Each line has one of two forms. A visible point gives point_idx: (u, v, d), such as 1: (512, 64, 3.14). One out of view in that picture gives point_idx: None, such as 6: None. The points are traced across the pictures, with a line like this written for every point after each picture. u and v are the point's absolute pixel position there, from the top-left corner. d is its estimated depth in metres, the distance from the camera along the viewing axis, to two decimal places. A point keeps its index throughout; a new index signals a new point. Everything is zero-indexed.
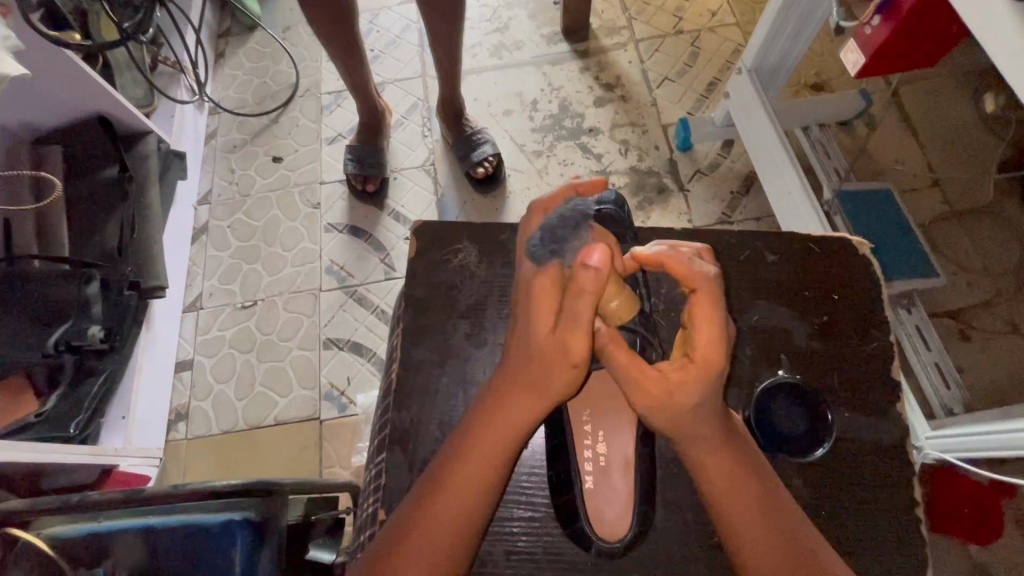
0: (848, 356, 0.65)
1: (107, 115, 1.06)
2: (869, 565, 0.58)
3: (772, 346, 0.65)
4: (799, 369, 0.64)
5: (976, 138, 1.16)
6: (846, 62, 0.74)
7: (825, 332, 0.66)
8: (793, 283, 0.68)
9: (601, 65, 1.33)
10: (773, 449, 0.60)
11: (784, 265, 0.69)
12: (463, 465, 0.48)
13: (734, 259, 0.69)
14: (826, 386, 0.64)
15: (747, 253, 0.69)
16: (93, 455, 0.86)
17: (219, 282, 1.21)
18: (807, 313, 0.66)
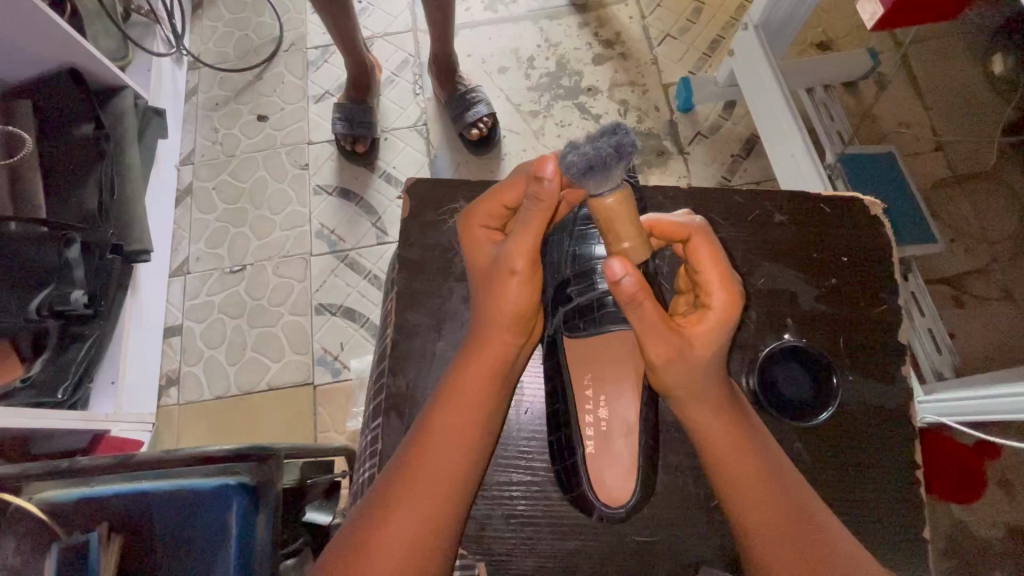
0: (854, 319, 0.64)
1: (79, 68, 1.00)
2: (860, 525, 0.59)
3: (776, 310, 0.64)
4: (802, 333, 0.64)
5: (983, 101, 1.13)
6: (863, 14, 0.71)
7: (830, 296, 0.65)
8: (800, 244, 0.67)
9: (601, 20, 1.27)
10: (778, 411, 0.61)
11: (792, 226, 0.67)
12: (457, 403, 0.50)
13: (741, 220, 0.67)
14: (830, 351, 0.63)
15: (754, 214, 0.67)
16: (83, 421, 0.86)
17: (206, 246, 1.17)
18: (815, 276, 0.65)
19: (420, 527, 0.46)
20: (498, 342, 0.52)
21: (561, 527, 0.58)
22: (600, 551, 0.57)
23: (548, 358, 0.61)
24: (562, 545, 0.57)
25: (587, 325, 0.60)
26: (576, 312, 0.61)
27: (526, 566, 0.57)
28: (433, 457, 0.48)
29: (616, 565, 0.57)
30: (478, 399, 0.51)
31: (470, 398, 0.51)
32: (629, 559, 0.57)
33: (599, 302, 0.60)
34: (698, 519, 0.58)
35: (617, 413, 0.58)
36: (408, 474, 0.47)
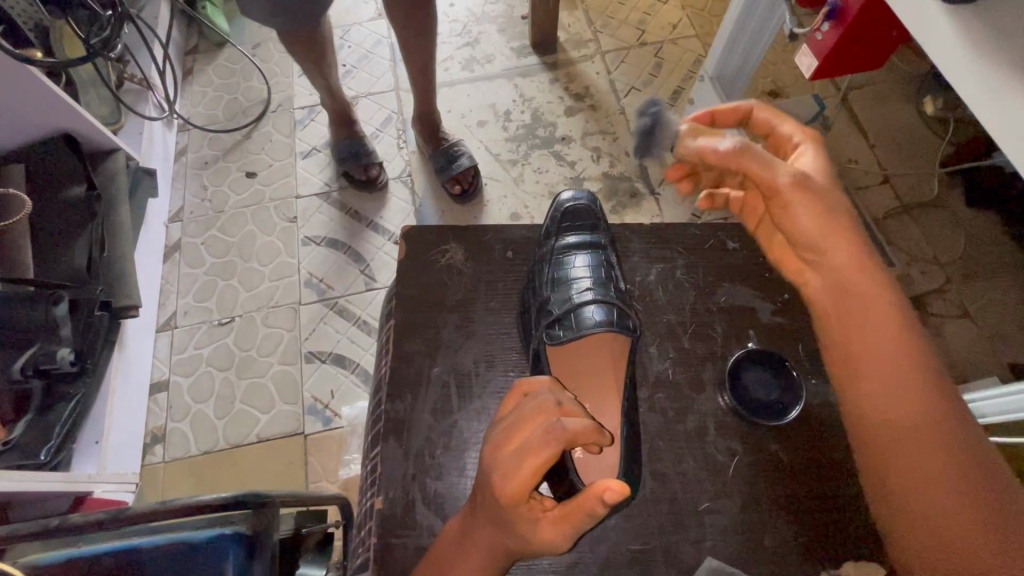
0: (810, 328, 0.67)
1: (73, 133, 1.04)
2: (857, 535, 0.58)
3: (738, 323, 0.67)
4: (766, 343, 0.67)
5: (921, 137, 1.24)
6: (799, 65, 0.79)
7: (784, 308, 0.69)
8: (751, 267, 0.71)
9: (570, 76, 1.37)
10: (753, 415, 0.63)
11: (741, 251, 0.72)
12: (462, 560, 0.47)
13: (700, 248, 0.72)
14: (791, 355, 0.66)
15: (707, 242, 0.72)
16: (66, 482, 0.83)
17: (195, 300, 1.18)
18: (767, 292, 0.69)
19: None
20: (486, 532, 0.46)
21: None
22: (597, 561, 0.57)
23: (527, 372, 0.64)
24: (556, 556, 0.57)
25: (561, 337, 0.63)
26: (554, 321, 0.64)
27: None
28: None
29: None
30: (482, 555, 0.46)
31: (474, 556, 0.46)
32: (628, 570, 0.57)
33: (574, 313, 0.65)
34: (692, 525, 0.58)
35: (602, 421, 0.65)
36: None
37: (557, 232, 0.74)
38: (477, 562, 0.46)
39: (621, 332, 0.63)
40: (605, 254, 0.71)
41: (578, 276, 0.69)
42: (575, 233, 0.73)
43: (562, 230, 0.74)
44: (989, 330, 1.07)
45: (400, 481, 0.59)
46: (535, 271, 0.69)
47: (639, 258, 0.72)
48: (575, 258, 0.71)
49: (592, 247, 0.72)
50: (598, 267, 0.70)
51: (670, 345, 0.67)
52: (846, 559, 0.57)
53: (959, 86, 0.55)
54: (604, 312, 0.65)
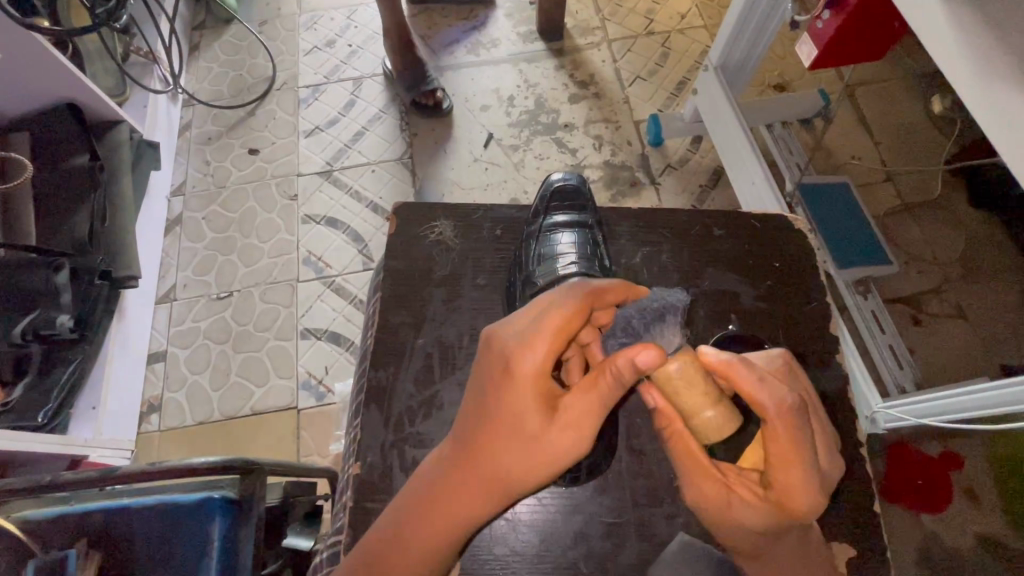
0: (794, 316, 0.68)
1: (78, 103, 1.05)
2: (830, 521, 0.59)
3: (723, 307, 0.68)
4: (749, 328, 0.67)
5: (926, 135, 1.23)
6: (800, 54, 0.79)
7: (770, 295, 0.69)
8: (738, 253, 0.71)
9: (576, 63, 1.37)
10: None
11: (728, 237, 0.72)
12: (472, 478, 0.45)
13: (688, 234, 0.72)
14: (773, 341, 0.66)
15: (696, 228, 0.72)
16: (62, 445, 0.85)
17: (194, 273, 1.20)
18: (753, 278, 0.70)
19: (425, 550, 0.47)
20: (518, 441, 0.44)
21: (517, 510, 0.58)
22: (570, 532, 0.58)
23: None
24: (531, 527, 0.58)
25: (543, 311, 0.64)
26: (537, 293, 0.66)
27: (497, 557, 0.57)
28: (447, 507, 0.45)
29: (588, 551, 0.57)
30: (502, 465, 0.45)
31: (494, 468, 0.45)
32: (600, 542, 0.57)
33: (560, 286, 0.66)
34: (668, 503, 0.59)
35: None
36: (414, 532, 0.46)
37: (546, 211, 0.76)
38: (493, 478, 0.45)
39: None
40: (591, 232, 0.73)
41: (565, 254, 0.71)
42: (563, 213, 0.76)
43: (549, 210, 0.76)
44: (983, 330, 1.07)
45: (379, 448, 0.60)
46: (523, 246, 0.70)
47: (627, 241, 0.72)
48: (562, 237, 0.73)
49: (579, 225, 0.74)
50: (584, 245, 0.72)
51: None
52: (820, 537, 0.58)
53: (953, 80, 0.54)
54: None
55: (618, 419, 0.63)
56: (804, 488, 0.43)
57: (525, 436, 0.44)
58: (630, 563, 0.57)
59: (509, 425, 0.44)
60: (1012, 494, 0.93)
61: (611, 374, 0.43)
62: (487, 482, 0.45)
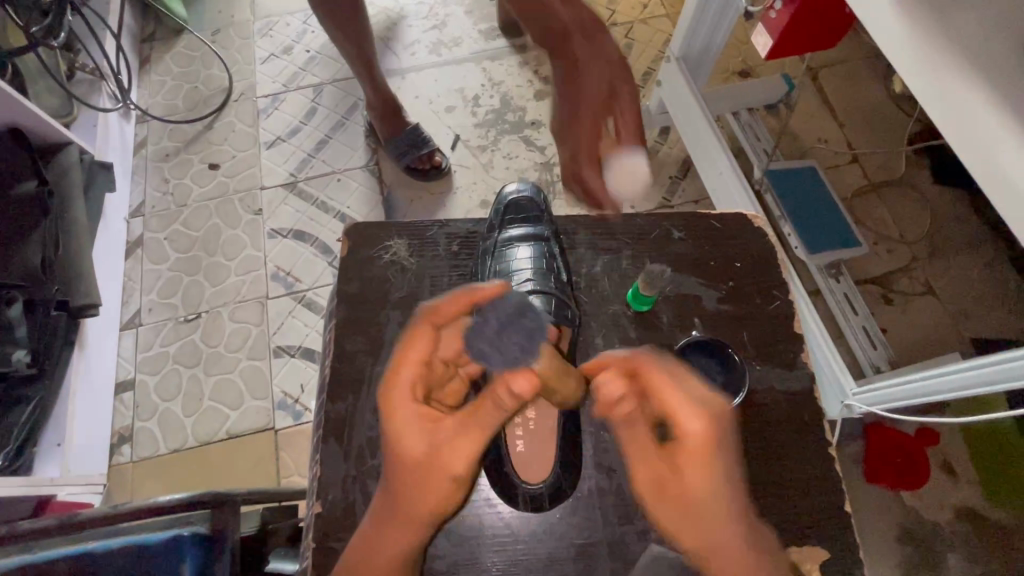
0: (757, 315, 0.68)
1: (22, 127, 1.00)
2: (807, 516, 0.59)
3: (688, 309, 0.67)
4: (716, 329, 0.67)
5: (887, 115, 1.25)
6: (756, 45, 0.78)
7: (733, 295, 0.69)
8: (701, 253, 0.71)
9: (539, 59, 1.35)
10: None
11: (689, 238, 0.71)
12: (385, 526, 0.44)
13: (648, 238, 0.71)
14: (737, 345, 0.66)
15: (658, 230, 0.72)
16: (27, 486, 0.81)
17: (159, 297, 1.16)
18: (716, 278, 0.69)
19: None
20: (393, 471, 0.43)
21: (489, 534, 0.57)
22: (542, 556, 0.57)
23: None
24: (505, 547, 0.57)
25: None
26: None
27: None
28: (376, 565, 0.44)
29: (562, 573, 0.56)
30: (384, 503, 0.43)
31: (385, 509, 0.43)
32: (573, 562, 0.57)
33: None
34: (641, 516, 0.58)
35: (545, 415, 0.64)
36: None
37: (501, 225, 0.73)
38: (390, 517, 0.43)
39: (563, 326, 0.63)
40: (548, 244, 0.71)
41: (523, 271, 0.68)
42: (518, 227, 0.72)
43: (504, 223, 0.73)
44: (951, 307, 1.09)
45: (342, 482, 0.59)
46: (479, 266, 0.69)
47: (587, 248, 0.71)
48: (519, 251, 0.70)
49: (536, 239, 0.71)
50: (541, 259, 0.69)
51: (618, 335, 0.66)
52: (792, 541, 0.58)
53: (900, 69, 0.54)
54: (543, 302, 0.64)
55: (586, 435, 0.62)
56: (679, 402, 0.44)
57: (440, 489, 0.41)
58: None
59: (418, 481, 0.41)
60: (985, 465, 0.96)
61: (489, 402, 0.41)
62: (398, 530, 0.43)
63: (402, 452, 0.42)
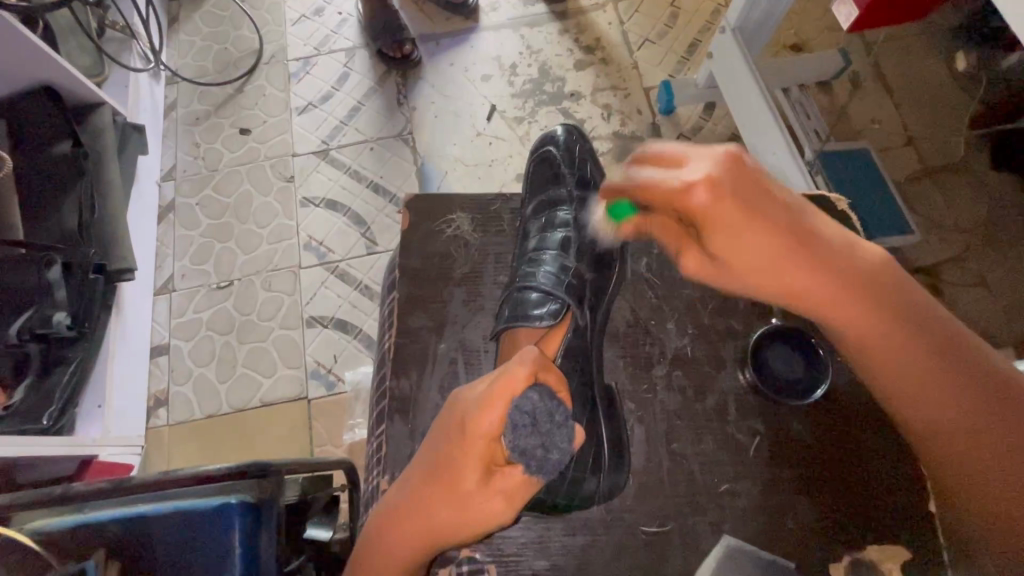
0: None
1: (55, 85, 0.98)
2: (876, 516, 0.57)
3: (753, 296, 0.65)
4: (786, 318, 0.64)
5: (950, 95, 1.18)
6: (838, 16, 0.73)
7: None
8: None
9: (580, 27, 1.29)
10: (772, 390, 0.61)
11: None
12: (398, 520, 0.44)
13: None
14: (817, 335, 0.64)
15: None
16: (68, 447, 0.82)
17: (191, 263, 1.15)
18: None
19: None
20: (422, 479, 0.43)
21: (551, 521, 0.57)
22: (612, 544, 0.56)
23: None
24: (567, 533, 0.56)
25: (506, 317, 0.60)
26: (504, 303, 0.62)
27: (534, 565, 0.55)
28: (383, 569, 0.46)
29: (632, 562, 0.56)
30: (406, 501, 0.44)
31: (408, 513, 0.44)
32: (643, 553, 0.56)
33: (526, 287, 0.61)
34: (712, 509, 0.57)
35: None
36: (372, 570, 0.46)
37: (536, 192, 0.71)
38: (408, 525, 0.44)
39: (547, 324, 0.59)
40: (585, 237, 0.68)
41: (550, 258, 0.65)
42: (567, 207, 0.69)
43: (556, 199, 0.70)
44: (1007, 300, 1.05)
45: (405, 461, 0.58)
46: (515, 241, 0.67)
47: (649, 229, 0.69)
48: (554, 233, 0.67)
49: (577, 226, 0.67)
50: (567, 236, 0.67)
51: (690, 321, 0.65)
52: (865, 539, 0.57)
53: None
54: (553, 286, 0.62)
55: (655, 422, 0.61)
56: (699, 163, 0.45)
57: (459, 493, 0.41)
58: (674, 573, 0.55)
59: (441, 471, 0.41)
60: None
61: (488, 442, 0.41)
62: (409, 535, 0.44)
63: (446, 427, 0.43)
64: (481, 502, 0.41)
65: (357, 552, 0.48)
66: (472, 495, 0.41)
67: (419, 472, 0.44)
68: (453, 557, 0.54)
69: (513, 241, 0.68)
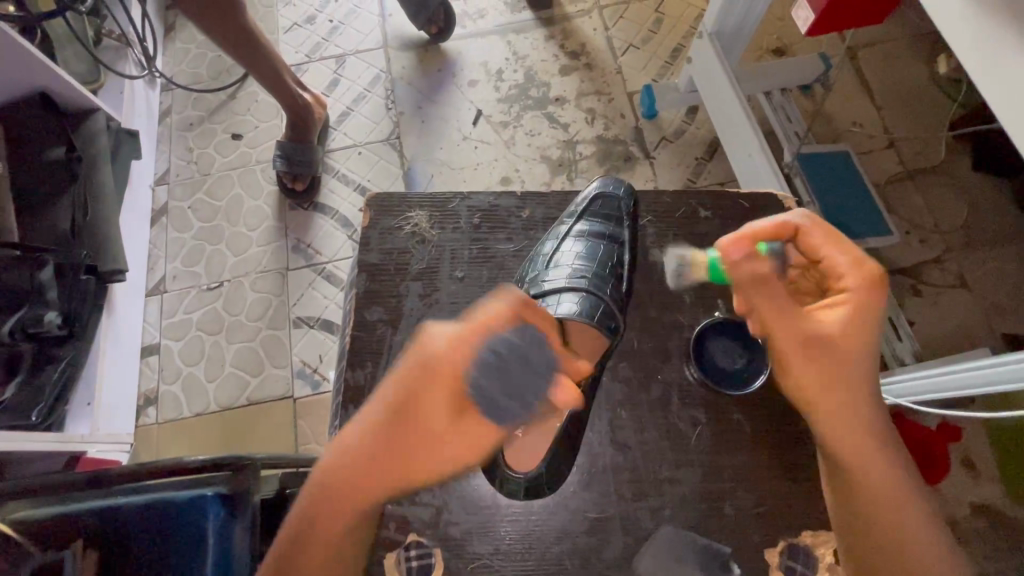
0: None
1: (51, 92, 1.01)
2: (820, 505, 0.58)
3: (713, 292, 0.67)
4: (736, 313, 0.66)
5: (929, 98, 1.19)
6: (796, 19, 0.75)
7: None
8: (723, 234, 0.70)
9: (566, 33, 1.31)
10: (715, 380, 0.63)
11: (717, 218, 0.70)
12: (361, 459, 0.43)
13: (672, 216, 0.71)
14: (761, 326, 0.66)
15: (680, 208, 0.71)
16: (60, 442, 0.84)
17: (182, 265, 1.18)
18: None
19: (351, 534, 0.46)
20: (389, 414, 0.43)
21: (502, 508, 0.58)
22: (559, 532, 0.57)
23: None
24: (517, 522, 0.57)
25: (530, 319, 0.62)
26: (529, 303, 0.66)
27: (483, 551, 0.56)
28: (331, 529, 0.45)
29: (575, 547, 0.57)
30: (369, 442, 0.43)
31: (366, 451, 0.43)
32: (586, 537, 0.57)
33: (552, 301, 0.65)
34: (653, 494, 0.59)
35: None
36: (336, 517, 0.44)
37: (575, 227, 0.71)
38: (362, 472, 0.43)
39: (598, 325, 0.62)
40: (613, 267, 0.68)
41: (579, 285, 0.66)
42: (607, 243, 0.69)
43: (598, 236, 0.70)
44: (985, 300, 1.05)
45: None
46: (486, 241, 0.69)
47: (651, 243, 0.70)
48: (580, 263, 0.68)
49: (610, 260, 0.68)
50: (599, 266, 0.67)
51: (639, 314, 0.66)
52: (808, 526, 0.58)
53: (955, 45, 0.51)
54: (580, 303, 0.64)
55: (601, 411, 0.62)
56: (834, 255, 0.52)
57: (442, 420, 0.43)
58: (622, 560, 0.56)
59: (415, 412, 0.43)
60: (1008, 460, 0.94)
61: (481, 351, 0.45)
62: (364, 490, 0.44)
63: (417, 366, 0.44)
64: (466, 429, 0.45)
65: (311, 511, 0.44)
66: (448, 431, 0.44)
67: (379, 410, 0.44)
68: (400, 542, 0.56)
69: (477, 237, 0.69)
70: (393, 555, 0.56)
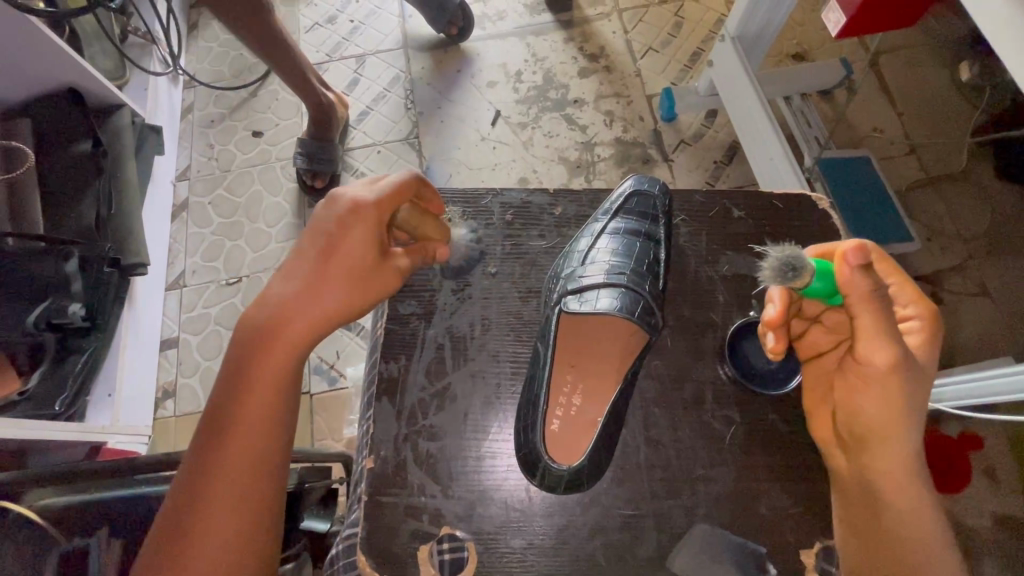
0: None
1: (78, 87, 1.02)
2: None
3: (743, 291, 0.67)
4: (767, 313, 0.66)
5: (952, 104, 1.18)
6: (826, 22, 0.74)
7: None
8: (754, 235, 0.70)
9: (585, 36, 1.32)
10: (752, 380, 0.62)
11: (749, 218, 0.70)
12: (285, 306, 0.48)
13: (703, 216, 0.71)
14: None
15: (713, 207, 0.71)
16: (81, 432, 0.86)
17: (203, 259, 1.19)
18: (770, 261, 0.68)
19: (270, 403, 0.48)
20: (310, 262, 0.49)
21: (531, 504, 0.58)
22: (588, 528, 0.57)
23: (522, 338, 0.64)
24: (546, 517, 0.57)
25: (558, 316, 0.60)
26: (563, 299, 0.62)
27: (512, 545, 0.56)
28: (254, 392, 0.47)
29: (604, 544, 0.57)
30: (289, 286, 0.49)
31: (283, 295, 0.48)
32: (616, 534, 0.57)
33: (588, 299, 0.62)
34: (686, 494, 0.58)
35: (587, 408, 0.62)
36: (256, 365, 0.47)
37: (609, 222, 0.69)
38: (289, 325, 0.48)
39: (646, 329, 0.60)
40: (648, 265, 0.65)
41: (615, 280, 0.63)
42: (641, 239, 0.67)
43: (632, 232, 0.68)
44: (1008, 309, 1.04)
45: (393, 441, 0.60)
46: (513, 237, 0.69)
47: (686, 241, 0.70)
48: (616, 259, 0.65)
49: (645, 258, 0.66)
50: (635, 263, 0.65)
51: (671, 313, 0.66)
52: None
53: (999, 48, 0.51)
54: (620, 301, 0.61)
55: (629, 409, 0.62)
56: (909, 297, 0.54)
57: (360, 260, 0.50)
58: (650, 559, 0.56)
59: (340, 242, 0.49)
60: None
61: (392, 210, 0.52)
62: (284, 343, 0.48)
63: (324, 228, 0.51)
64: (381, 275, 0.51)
65: (234, 354, 0.48)
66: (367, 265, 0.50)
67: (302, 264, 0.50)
68: (433, 534, 0.56)
69: (505, 233, 0.70)
70: (425, 546, 0.55)
